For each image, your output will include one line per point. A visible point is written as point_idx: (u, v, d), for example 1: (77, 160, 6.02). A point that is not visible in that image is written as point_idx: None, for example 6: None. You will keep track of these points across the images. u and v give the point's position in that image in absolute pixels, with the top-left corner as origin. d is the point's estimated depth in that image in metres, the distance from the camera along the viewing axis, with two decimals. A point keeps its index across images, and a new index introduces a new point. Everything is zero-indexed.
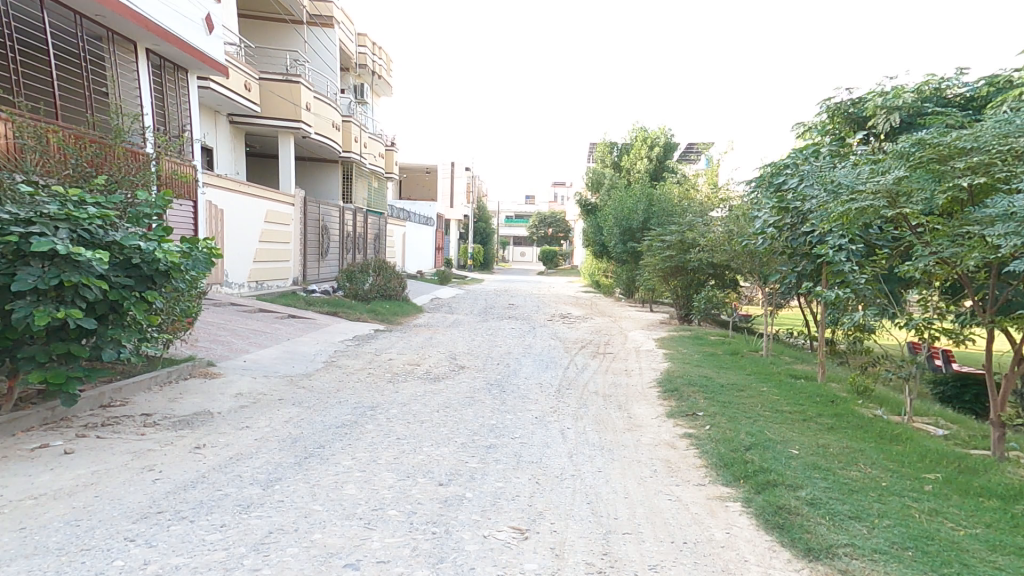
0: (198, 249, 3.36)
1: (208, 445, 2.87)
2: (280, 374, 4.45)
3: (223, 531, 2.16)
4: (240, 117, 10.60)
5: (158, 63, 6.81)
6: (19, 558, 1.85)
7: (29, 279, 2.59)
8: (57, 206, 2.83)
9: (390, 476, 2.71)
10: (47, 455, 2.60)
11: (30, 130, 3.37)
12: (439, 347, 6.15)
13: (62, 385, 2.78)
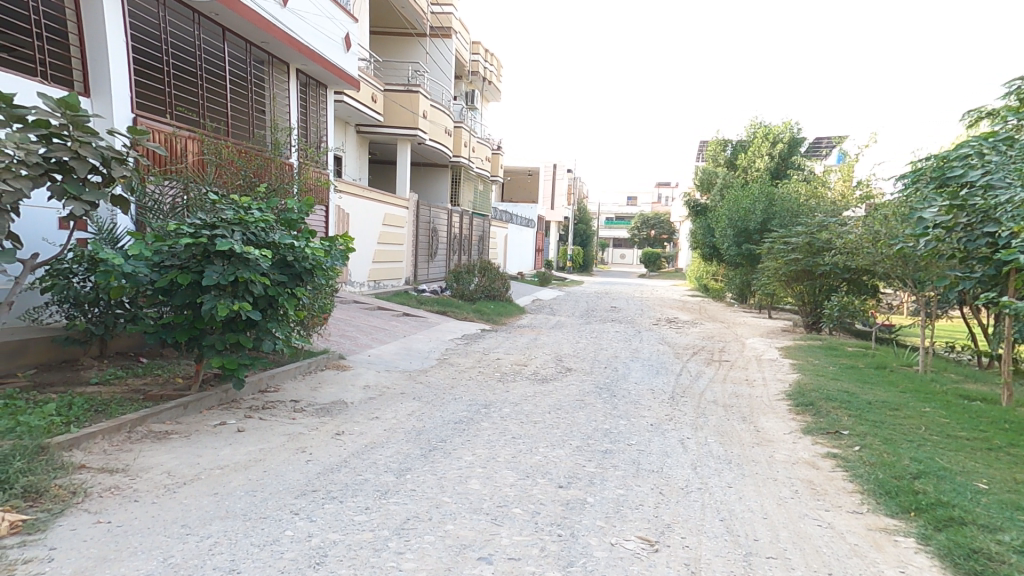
0: (337, 248, 3.71)
1: (347, 433, 3.14)
2: (400, 369, 4.77)
3: (368, 513, 2.35)
4: (365, 127, 11.49)
5: (304, 82, 7.66)
6: (216, 518, 2.16)
7: (214, 277, 3.01)
8: (234, 212, 3.25)
9: (511, 475, 2.78)
10: (226, 431, 3.01)
11: (212, 145, 3.97)
12: (544, 348, 6.23)
13: (232, 370, 3.17)
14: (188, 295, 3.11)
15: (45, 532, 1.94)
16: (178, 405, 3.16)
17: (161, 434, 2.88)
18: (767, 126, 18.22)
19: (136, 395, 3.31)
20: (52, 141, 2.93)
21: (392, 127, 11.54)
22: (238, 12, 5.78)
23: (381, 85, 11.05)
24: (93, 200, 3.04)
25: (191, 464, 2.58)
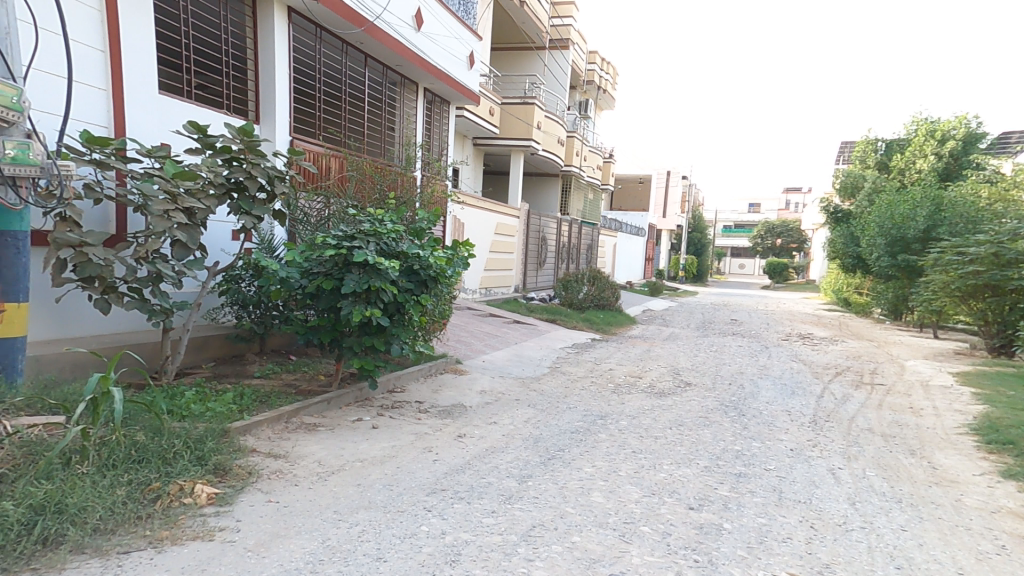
0: (458, 257, 3.85)
1: (468, 436, 3.23)
2: (513, 375, 4.86)
3: (495, 516, 2.36)
4: (481, 139, 12.08)
5: (430, 99, 8.27)
6: (362, 508, 2.36)
7: (351, 284, 3.26)
8: (369, 224, 3.51)
9: (635, 491, 2.65)
10: (363, 427, 3.27)
11: (357, 162, 4.56)
12: (659, 361, 5.98)
13: (370, 371, 3.47)
14: (331, 300, 3.41)
15: (233, 505, 2.34)
16: (323, 400, 3.50)
17: (311, 426, 3.22)
18: (933, 122, 16.04)
19: (290, 387, 3.73)
20: (232, 165, 3.42)
21: (507, 138, 12.02)
22: (380, 40, 6.35)
23: (499, 98, 11.58)
24: (259, 214, 3.51)
25: (338, 455, 2.88)
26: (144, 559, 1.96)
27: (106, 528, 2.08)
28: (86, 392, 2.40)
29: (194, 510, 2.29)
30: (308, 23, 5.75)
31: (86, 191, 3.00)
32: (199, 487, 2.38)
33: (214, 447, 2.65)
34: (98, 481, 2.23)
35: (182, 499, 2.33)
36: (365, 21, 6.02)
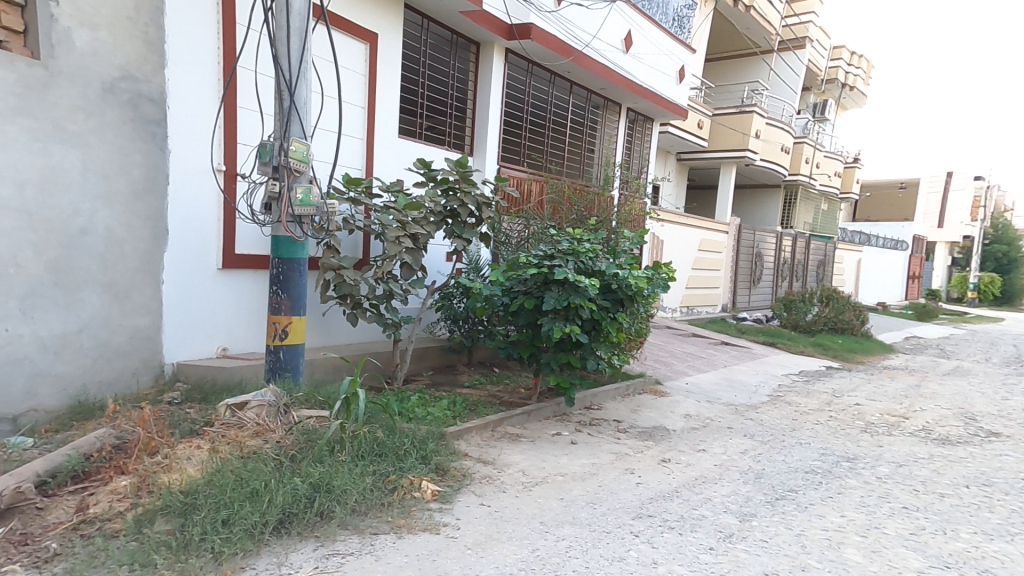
0: (658, 275, 3.79)
1: (673, 461, 3.07)
2: (722, 402, 4.55)
3: (714, 554, 2.10)
4: (685, 154, 12.06)
5: (632, 119, 8.63)
6: (566, 523, 2.35)
7: (552, 301, 3.41)
8: (568, 243, 3.62)
9: (913, 557, 2.11)
10: (562, 441, 3.37)
11: (556, 187, 4.86)
12: (934, 403, 4.98)
13: (566, 387, 3.58)
14: (530, 317, 3.61)
15: (452, 504, 2.66)
16: (524, 412, 3.71)
17: (513, 436, 3.45)
18: None
19: (494, 398, 4.04)
20: (449, 194, 3.95)
21: (716, 150, 11.73)
22: (586, 66, 6.78)
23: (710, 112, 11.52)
24: (468, 237, 3.96)
25: (539, 466, 3.00)
26: (389, 542, 2.39)
27: (362, 509, 2.61)
28: (341, 393, 2.99)
29: (422, 504, 2.67)
30: (521, 61, 6.48)
31: (344, 223, 3.66)
32: (424, 484, 2.77)
33: (436, 448, 3.07)
34: (353, 467, 2.78)
35: (413, 492, 2.74)
36: (573, 52, 6.50)
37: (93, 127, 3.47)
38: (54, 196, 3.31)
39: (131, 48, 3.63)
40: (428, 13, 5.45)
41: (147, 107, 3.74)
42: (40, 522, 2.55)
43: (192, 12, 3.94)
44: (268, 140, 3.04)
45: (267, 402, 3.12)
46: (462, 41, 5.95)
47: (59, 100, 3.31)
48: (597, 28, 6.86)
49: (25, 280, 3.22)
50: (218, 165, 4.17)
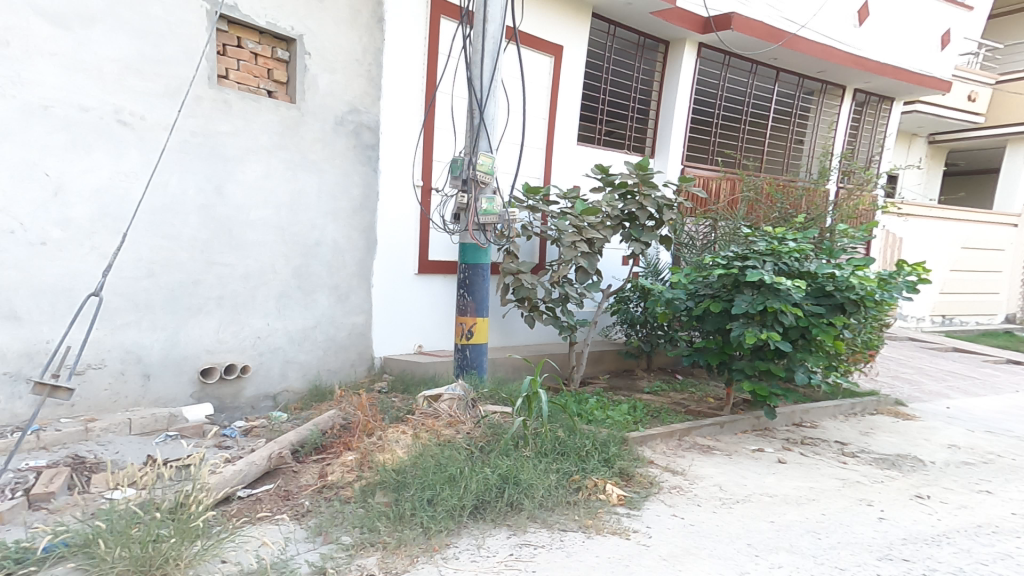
0: (897, 280, 3.65)
1: (931, 498, 2.99)
2: (1009, 435, 4.31)
3: None
4: (942, 134, 11.07)
5: (865, 101, 8.19)
6: (782, 550, 2.32)
7: (744, 304, 3.51)
8: (766, 244, 3.66)
9: None
10: (767, 458, 3.47)
11: (754, 186, 5.52)
12: None
13: (764, 397, 3.63)
14: (719, 320, 3.78)
15: (640, 511, 2.68)
16: (716, 423, 3.82)
17: (704, 447, 3.52)
18: None
19: (679, 407, 4.22)
20: (629, 198, 4.13)
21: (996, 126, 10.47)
22: (799, 49, 6.54)
23: (989, 78, 10.41)
24: (647, 241, 4.09)
25: (738, 486, 3.00)
26: (579, 540, 2.47)
27: (549, 505, 2.72)
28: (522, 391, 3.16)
29: (609, 506, 2.72)
30: (719, 55, 6.58)
31: (522, 230, 4.02)
32: (608, 487, 2.83)
33: (619, 452, 3.10)
34: (538, 463, 2.91)
35: (598, 494, 2.81)
36: (786, 35, 6.33)
37: (328, 154, 4.24)
38: (301, 215, 4.15)
39: (357, 87, 4.38)
40: (616, 20, 5.80)
41: (366, 135, 4.46)
42: (297, 481, 3.29)
43: (403, 48, 4.57)
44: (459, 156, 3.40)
45: (457, 396, 3.45)
46: (651, 43, 6.28)
47: (306, 136, 4.13)
48: (816, 9, 6.86)
49: (280, 284, 4.10)
50: (417, 181, 4.78)
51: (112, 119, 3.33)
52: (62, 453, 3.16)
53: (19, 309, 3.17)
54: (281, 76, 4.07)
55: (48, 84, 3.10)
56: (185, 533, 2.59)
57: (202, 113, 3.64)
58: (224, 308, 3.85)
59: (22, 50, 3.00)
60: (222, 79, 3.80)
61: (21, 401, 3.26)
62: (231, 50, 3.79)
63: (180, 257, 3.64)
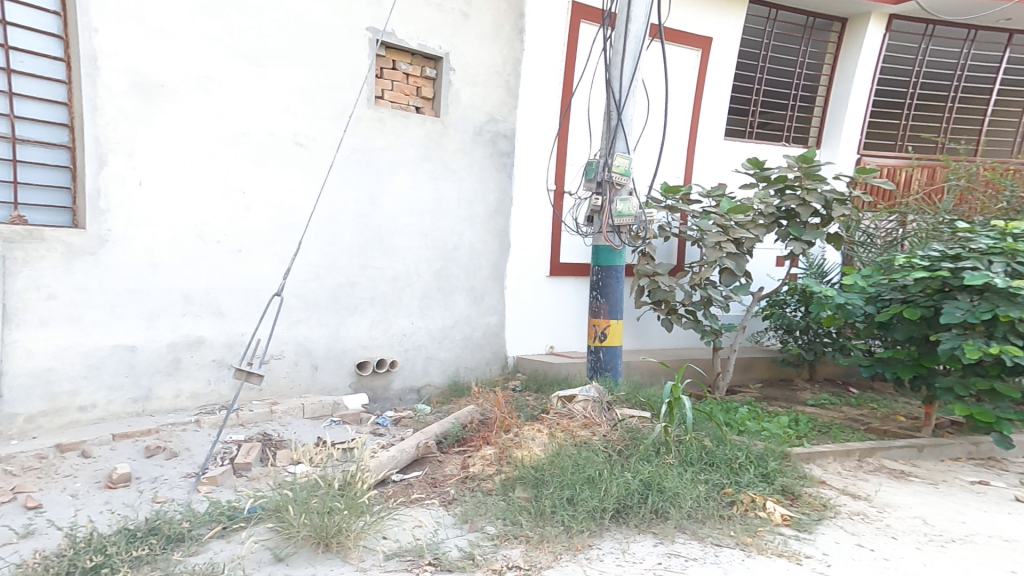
0: None
1: None
2: None
3: None
4: None
5: None
6: None
7: (958, 310, 3.70)
8: (983, 247, 3.81)
9: None
10: (997, 494, 3.37)
11: (967, 172, 5.67)
12: None
13: (984, 419, 3.71)
14: (916, 328, 4.04)
15: (811, 535, 2.58)
16: (915, 449, 3.89)
17: (900, 473, 3.60)
18: None
19: (857, 423, 4.51)
20: (790, 193, 4.51)
21: None
22: None
23: None
24: (809, 239, 4.45)
25: (943, 519, 2.89)
26: (738, 557, 2.41)
27: (697, 516, 2.66)
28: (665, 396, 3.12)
29: (771, 526, 2.62)
30: (920, 24, 6.74)
31: (659, 231, 4.66)
32: (768, 505, 2.72)
33: (780, 468, 3.03)
34: (682, 471, 2.87)
35: (757, 511, 2.71)
36: None
37: (467, 163, 4.68)
38: (442, 221, 4.59)
39: (495, 97, 4.78)
40: (778, 5, 6.35)
41: (503, 143, 4.85)
42: (441, 470, 3.58)
43: (538, 57, 4.90)
44: (591, 159, 3.43)
45: (592, 397, 3.50)
46: (821, 24, 6.72)
47: (448, 146, 4.57)
48: None
49: (423, 285, 4.53)
50: (552, 185, 5.09)
51: (290, 141, 3.97)
52: (256, 430, 3.85)
53: (223, 307, 4.03)
54: (427, 92, 4.55)
55: (248, 118, 3.81)
56: (352, 509, 3.12)
57: (363, 132, 4.19)
58: (375, 307, 4.31)
59: (232, 89, 3.73)
60: (379, 99, 4.34)
61: (224, 383, 4.18)
62: (387, 72, 4.34)
63: (341, 261, 4.14)
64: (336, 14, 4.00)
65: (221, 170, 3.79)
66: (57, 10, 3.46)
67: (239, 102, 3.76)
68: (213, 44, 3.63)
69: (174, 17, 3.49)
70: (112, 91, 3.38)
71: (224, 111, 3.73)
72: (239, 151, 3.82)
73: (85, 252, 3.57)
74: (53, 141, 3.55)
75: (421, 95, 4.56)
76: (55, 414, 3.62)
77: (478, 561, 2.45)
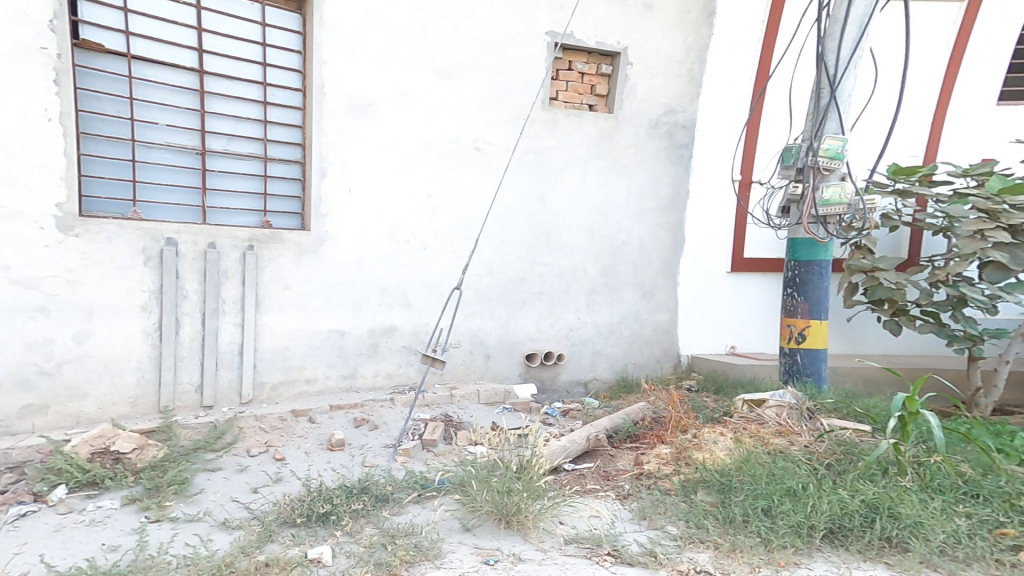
0: None
1: None
2: None
3: None
4: None
5: None
6: None
7: None
8: None
9: None
10: None
11: None
12: None
13: None
14: None
15: None
16: None
17: None
18: None
19: None
20: None
21: None
22: None
23: None
24: None
25: None
26: None
27: (953, 553, 2.51)
28: (895, 408, 2.97)
29: None
30: None
31: (885, 219, 4.78)
32: None
33: None
34: (918, 495, 2.78)
35: None
36: None
37: (638, 158, 4.88)
38: (611, 218, 4.85)
39: (675, 87, 4.92)
40: None
41: (679, 134, 4.99)
42: (613, 464, 3.70)
43: (724, 45, 4.96)
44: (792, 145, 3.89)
45: (786, 404, 3.62)
46: None
47: (619, 143, 4.79)
48: None
49: (591, 281, 4.86)
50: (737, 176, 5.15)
51: (472, 147, 4.42)
52: (439, 411, 4.35)
53: (411, 300, 4.57)
54: (600, 90, 4.82)
55: (436, 128, 4.32)
56: (530, 492, 3.35)
57: (536, 134, 4.55)
58: (542, 302, 4.68)
59: (426, 103, 4.25)
60: (554, 100, 4.69)
61: (411, 367, 4.72)
62: (562, 73, 4.69)
63: (512, 257, 4.57)
64: (519, 26, 4.39)
65: (412, 176, 4.33)
66: (299, 50, 4.23)
67: (432, 114, 4.28)
68: (413, 65, 4.18)
69: (386, 44, 4.08)
70: (332, 112, 4.06)
71: (419, 123, 4.28)
72: (428, 158, 4.34)
73: (310, 250, 4.32)
74: (291, 158, 4.34)
75: (593, 93, 4.86)
76: (290, 383, 4.46)
77: (662, 559, 2.63)
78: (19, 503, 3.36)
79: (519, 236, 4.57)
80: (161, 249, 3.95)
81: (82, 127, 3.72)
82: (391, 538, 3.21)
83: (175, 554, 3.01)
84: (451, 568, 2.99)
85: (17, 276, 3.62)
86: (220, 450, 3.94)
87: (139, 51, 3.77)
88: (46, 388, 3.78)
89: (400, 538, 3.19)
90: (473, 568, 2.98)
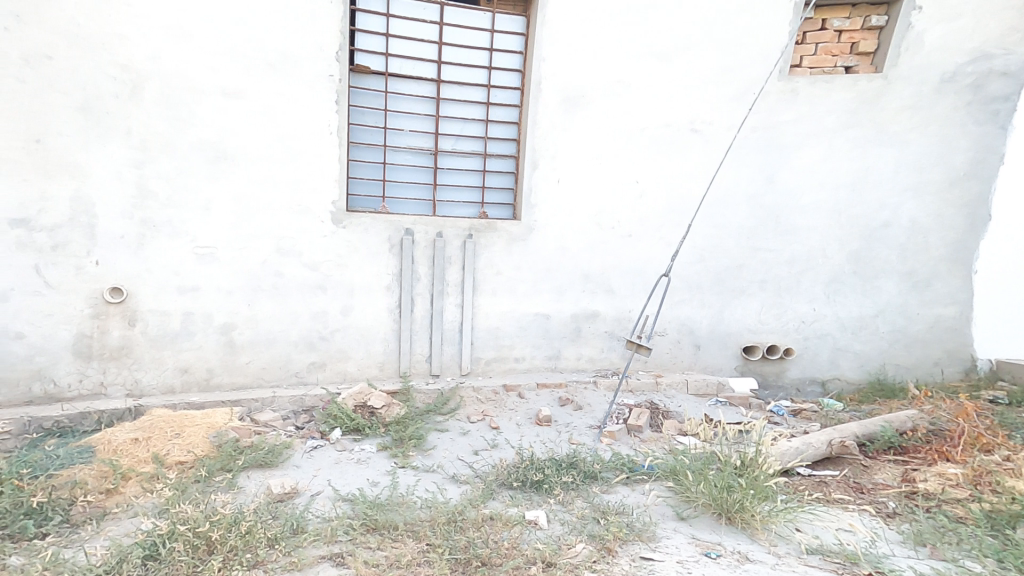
0: None
1: None
2: None
3: None
4: None
5: None
6: None
7: None
8: None
9: None
10: None
11: None
12: None
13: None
14: None
15: None
16: None
17: None
18: None
19: None
20: None
21: None
22: None
23: None
24: None
25: None
26: None
27: None
28: None
29: None
30: None
31: None
32: None
33: None
34: None
35: None
36: None
37: (916, 122, 4.65)
38: (868, 193, 4.76)
39: (988, 27, 4.51)
40: None
41: (992, 83, 4.59)
42: (868, 476, 3.55)
43: None
44: None
45: None
46: None
47: (890, 107, 4.63)
48: None
49: (836, 267, 4.86)
50: None
51: (688, 129, 4.58)
52: (643, 397, 4.59)
53: (614, 286, 4.80)
54: (863, 48, 4.67)
55: (646, 115, 4.53)
56: (756, 491, 3.17)
57: (769, 108, 4.59)
58: (764, 291, 4.85)
59: (638, 84, 4.46)
60: (798, 64, 4.72)
61: (614, 352, 4.93)
62: (813, 35, 4.68)
63: (728, 243, 4.76)
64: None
65: (625, 162, 4.59)
66: (520, 50, 4.59)
67: (645, 99, 4.50)
68: (629, 53, 4.41)
69: (604, 33, 4.34)
70: (548, 107, 4.40)
71: (631, 110, 4.50)
72: (640, 144, 4.57)
73: (521, 238, 4.65)
74: (507, 153, 4.76)
75: (853, 51, 4.72)
76: (501, 360, 4.89)
77: None
78: (312, 438, 4.23)
79: (741, 220, 4.75)
80: (401, 238, 4.61)
81: (351, 137, 4.53)
82: (603, 513, 3.32)
83: (419, 496, 3.54)
84: (669, 554, 2.98)
85: (307, 260, 4.52)
86: (447, 415, 4.49)
87: (395, 68, 4.45)
88: (324, 350, 4.67)
89: (611, 514, 3.29)
90: (693, 558, 2.94)
